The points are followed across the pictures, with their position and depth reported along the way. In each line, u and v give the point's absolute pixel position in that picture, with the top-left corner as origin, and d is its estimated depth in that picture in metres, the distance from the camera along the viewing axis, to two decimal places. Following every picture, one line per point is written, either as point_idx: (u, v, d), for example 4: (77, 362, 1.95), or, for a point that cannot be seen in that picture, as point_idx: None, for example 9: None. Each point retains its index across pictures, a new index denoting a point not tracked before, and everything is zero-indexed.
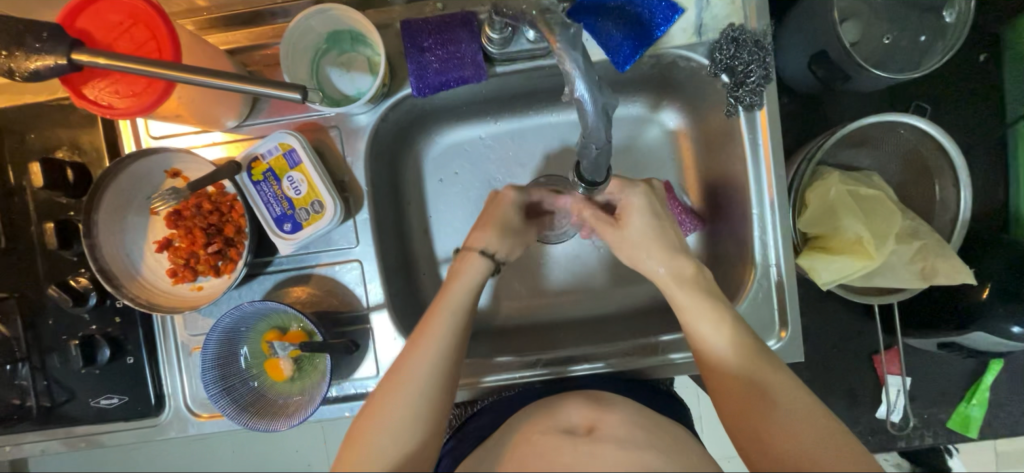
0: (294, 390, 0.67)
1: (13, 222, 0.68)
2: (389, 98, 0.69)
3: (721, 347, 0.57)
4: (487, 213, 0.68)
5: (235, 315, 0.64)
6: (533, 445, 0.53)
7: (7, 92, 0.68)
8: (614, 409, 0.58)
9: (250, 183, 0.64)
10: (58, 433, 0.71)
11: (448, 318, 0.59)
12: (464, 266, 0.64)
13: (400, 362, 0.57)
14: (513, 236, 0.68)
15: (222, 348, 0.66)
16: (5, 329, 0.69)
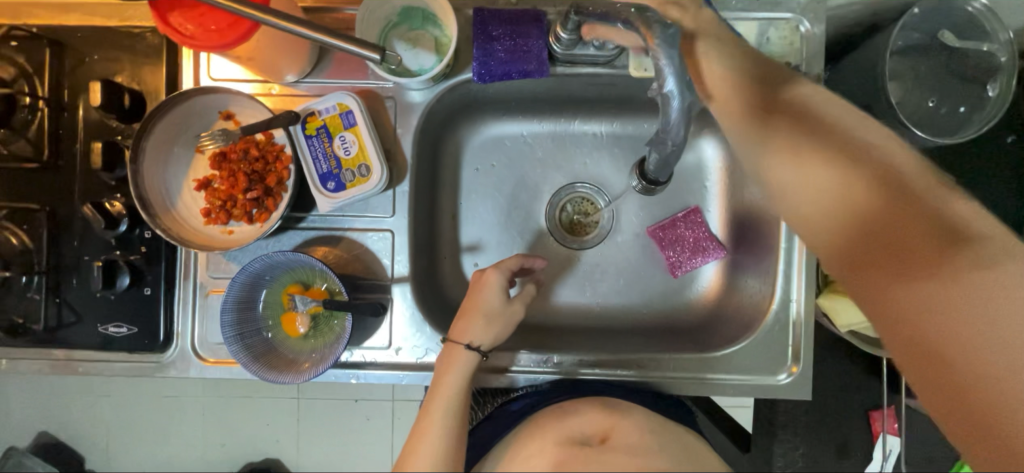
0: (306, 348, 0.67)
1: (59, 137, 0.69)
2: (449, 80, 0.71)
3: (916, 293, 0.56)
4: (472, 301, 0.68)
5: (263, 262, 0.64)
6: (545, 456, 0.55)
7: (79, 11, 0.70)
8: (627, 418, 0.61)
9: (302, 137, 0.65)
10: (59, 353, 0.70)
11: (441, 420, 0.61)
12: (452, 362, 0.65)
13: (404, 459, 0.58)
14: (498, 322, 0.68)
15: (244, 295, 0.65)
16: (29, 241, 0.68)
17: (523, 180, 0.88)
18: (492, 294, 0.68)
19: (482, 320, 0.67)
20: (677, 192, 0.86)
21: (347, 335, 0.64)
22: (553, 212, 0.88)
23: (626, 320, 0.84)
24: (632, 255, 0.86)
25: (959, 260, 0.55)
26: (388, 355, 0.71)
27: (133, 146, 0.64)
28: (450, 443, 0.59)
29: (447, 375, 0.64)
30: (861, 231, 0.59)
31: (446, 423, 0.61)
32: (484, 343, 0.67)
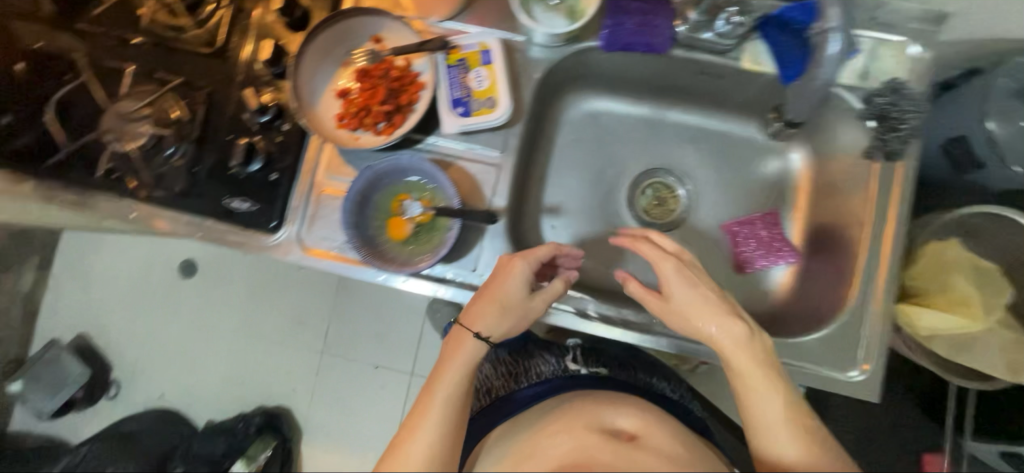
0: (408, 248, 0.74)
1: (230, 30, 0.77)
2: (575, 44, 0.78)
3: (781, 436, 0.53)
4: (490, 288, 0.65)
5: (391, 163, 0.72)
6: (573, 440, 0.60)
7: None
8: (660, 422, 0.64)
9: (444, 66, 0.74)
10: (180, 217, 0.77)
11: (445, 397, 0.61)
12: (458, 351, 0.63)
13: (398, 444, 0.60)
14: (513, 315, 0.66)
15: (365, 189, 0.73)
16: (182, 113, 0.76)
17: (611, 157, 0.94)
18: (518, 281, 0.65)
19: (495, 307, 0.64)
20: (757, 195, 0.91)
21: (452, 241, 0.71)
22: (631, 192, 0.94)
23: None
24: (704, 246, 0.91)
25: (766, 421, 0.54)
26: (469, 277, 0.75)
27: (299, 47, 0.73)
28: (455, 407, 0.61)
29: (451, 363, 0.63)
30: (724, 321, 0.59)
31: (448, 407, 0.61)
32: (495, 334, 0.65)
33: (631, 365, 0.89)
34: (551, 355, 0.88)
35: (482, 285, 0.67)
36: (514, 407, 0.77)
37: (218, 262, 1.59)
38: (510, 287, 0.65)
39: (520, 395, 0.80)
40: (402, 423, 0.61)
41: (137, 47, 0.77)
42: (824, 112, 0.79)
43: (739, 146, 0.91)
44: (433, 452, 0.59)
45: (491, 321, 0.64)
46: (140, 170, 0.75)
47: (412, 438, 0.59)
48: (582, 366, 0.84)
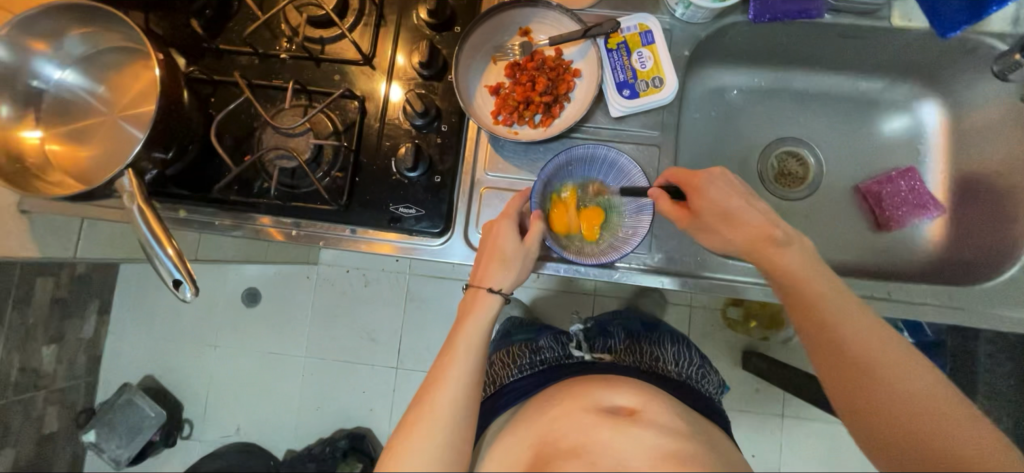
0: (587, 239, 0.73)
1: (377, 37, 0.77)
2: (723, 19, 0.78)
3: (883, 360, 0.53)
4: (489, 246, 0.68)
5: (586, 151, 0.73)
6: (572, 423, 0.58)
7: None
8: (660, 401, 0.64)
9: (605, 50, 0.75)
10: (346, 228, 0.76)
11: (466, 355, 0.61)
12: (479, 300, 0.65)
13: (424, 396, 0.58)
14: (518, 262, 0.68)
15: (553, 175, 0.73)
16: (339, 123, 0.76)
17: (738, 131, 0.93)
18: (791, 255, 0.59)
19: (502, 262, 0.67)
20: (888, 154, 0.92)
21: (638, 236, 0.72)
22: (764, 162, 0.93)
23: (841, 266, 0.87)
24: (842, 209, 0.91)
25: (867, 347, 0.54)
26: (644, 260, 0.75)
27: (458, 45, 0.73)
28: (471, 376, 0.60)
29: (446, 360, 0.61)
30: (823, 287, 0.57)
31: (471, 362, 0.61)
32: (507, 286, 0.67)
33: (636, 348, 0.85)
34: (552, 341, 0.87)
35: (481, 248, 0.69)
36: (511, 398, 0.76)
37: (285, 284, 1.52)
38: (781, 266, 0.59)
39: (518, 383, 0.78)
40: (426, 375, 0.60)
41: (286, 65, 0.77)
42: (964, 63, 0.81)
43: (865, 107, 0.92)
44: (460, 405, 0.58)
45: (515, 266, 0.67)
46: (304, 187, 0.75)
47: (436, 395, 0.57)
48: (585, 351, 0.81)
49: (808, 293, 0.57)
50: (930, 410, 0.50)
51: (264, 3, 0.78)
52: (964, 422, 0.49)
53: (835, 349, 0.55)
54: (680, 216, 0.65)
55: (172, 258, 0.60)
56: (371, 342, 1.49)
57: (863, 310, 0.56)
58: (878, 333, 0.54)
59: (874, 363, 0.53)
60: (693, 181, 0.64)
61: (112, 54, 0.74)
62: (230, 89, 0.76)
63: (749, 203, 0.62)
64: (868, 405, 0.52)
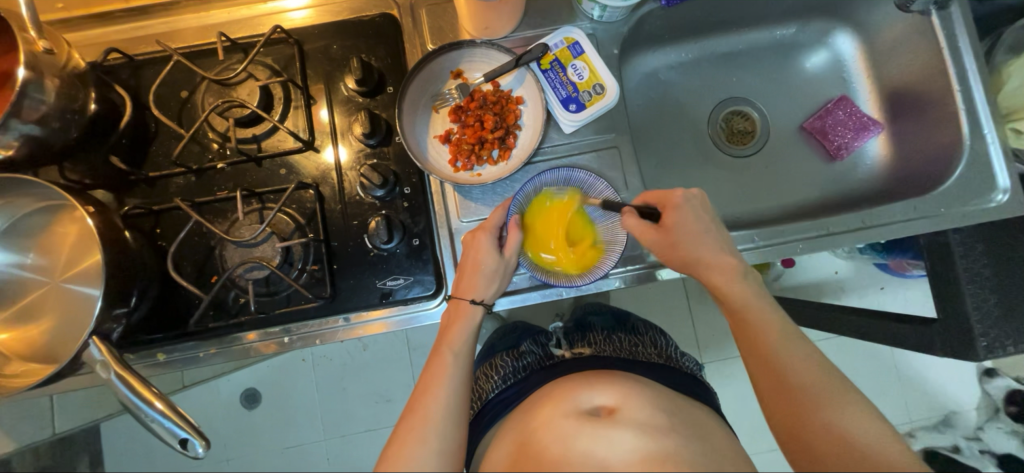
0: (556, 262, 0.72)
1: (311, 118, 0.74)
2: (639, 10, 0.80)
3: (807, 371, 0.58)
4: (472, 260, 0.70)
5: (588, 176, 0.73)
6: (553, 432, 0.57)
7: (323, 13, 0.79)
8: (640, 395, 0.62)
9: (539, 72, 0.76)
10: (340, 318, 0.73)
11: (455, 360, 0.63)
12: (460, 315, 0.68)
13: (416, 402, 0.60)
14: (497, 279, 0.70)
15: (548, 184, 0.73)
16: (297, 216, 0.73)
17: (680, 104, 0.96)
18: (741, 284, 0.64)
19: (488, 276, 0.69)
20: (818, 88, 0.97)
21: (594, 277, 0.70)
22: (712, 127, 0.96)
23: (811, 205, 0.92)
24: (794, 151, 0.95)
25: (800, 366, 0.59)
26: (635, 260, 0.76)
27: (397, 106, 0.72)
28: (458, 389, 0.61)
29: (437, 379, 0.62)
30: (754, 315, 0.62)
31: (459, 368, 0.63)
32: (489, 298, 0.70)
33: (617, 338, 0.82)
34: (532, 343, 0.86)
35: (463, 258, 0.71)
36: (496, 412, 0.74)
37: (280, 375, 1.42)
38: (732, 295, 0.64)
39: (502, 394, 0.76)
40: (418, 384, 0.63)
41: (225, 173, 0.73)
42: None
43: (785, 51, 0.97)
44: (450, 407, 0.60)
45: (487, 278, 0.69)
46: (282, 290, 0.72)
47: (428, 400, 0.60)
48: (567, 349, 0.80)
49: (751, 321, 0.62)
50: (841, 418, 0.55)
51: (182, 115, 0.74)
52: (869, 431, 0.54)
53: (766, 367, 0.60)
54: (646, 234, 0.67)
55: (165, 412, 0.56)
56: (388, 403, 1.43)
57: (798, 336, 0.62)
58: (803, 352, 0.60)
59: (794, 378, 0.58)
60: (669, 203, 0.67)
61: (36, 217, 0.68)
62: (173, 215, 0.72)
63: (714, 236, 0.66)
64: (784, 413, 0.57)
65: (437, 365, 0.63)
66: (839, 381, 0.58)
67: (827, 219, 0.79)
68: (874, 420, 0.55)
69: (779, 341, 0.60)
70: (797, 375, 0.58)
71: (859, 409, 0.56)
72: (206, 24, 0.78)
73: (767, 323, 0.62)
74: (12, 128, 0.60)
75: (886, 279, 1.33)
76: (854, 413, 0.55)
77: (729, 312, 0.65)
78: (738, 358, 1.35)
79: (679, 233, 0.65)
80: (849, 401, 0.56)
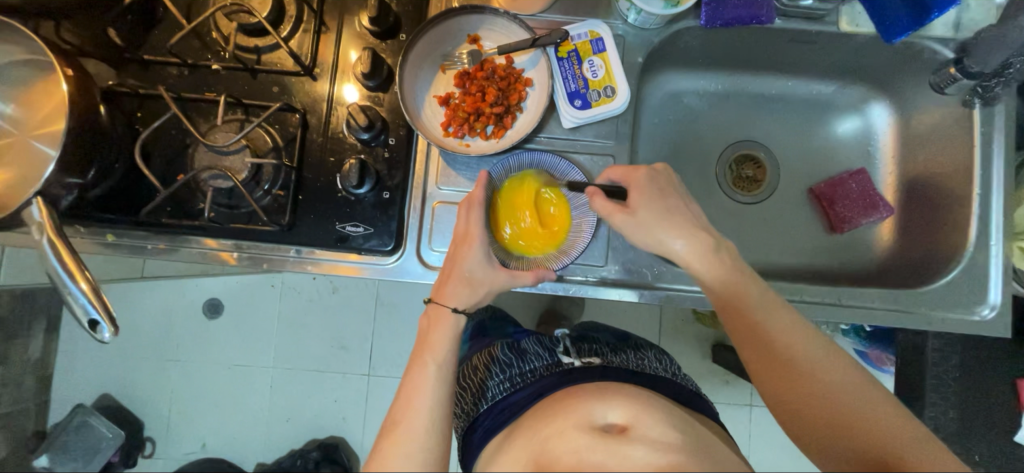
0: (517, 247, 0.71)
1: (317, 44, 0.73)
2: (674, 24, 0.77)
3: (795, 342, 0.58)
4: (452, 265, 0.66)
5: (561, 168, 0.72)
6: (566, 441, 0.56)
7: None
8: (652, 411, 0.60)
9: (555, 58, 0.73)
10: (291, 249, 0.72)
11: (438, 372, 0.63)
12: (439, 322, 0.65)
13: (398, 414, 0.60)
14: (483, 288, 0.66)
15: (518, 166, 0.72)
16: (276, 138, 0.71)
17: (697, 134, 0.93)
18: (714, 261, 0.61)
19: (465, 283, 0.65)
20: (840, 155, 0.93)
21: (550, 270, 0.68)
22: (723, 166, 0.93)
23: (801, 271, 0.89)
24: (798, 212, 0.92)
25: (792, 343, 0.58)
26: (599, 272, 0.74)
27: (403, 54, 0.70)
28: (440, 403, 0.61)
29: (420, 394, 0.61)
30: (735, 294, 0.60)
31: (443, 381, 0.63)
32: (471, 307, 0.66)
33: (621, 351, 0.80)
34: (537, 344, 0.82)
35: (445, 262, 0.67)
36: (502, 416, 0.71)
37: (244, 294, 1.43)
38: (705, 274, 0.61)
39: (508, 397, 0.74)
40: (400, 389, 0.63)
41: (219, 77, 0.72)
42: (908, 66, 0.83)
43: (818, 109, 0.93)
44: (436, 420, 0.60)
45: (469, 289, 0.65)
46: (243, 207, 0.70)
47: (412, 416, 0.60)
48: (576, 357, 0.75)
49: (738, 298, 0.60)
50: (833, 389, 0.56)
51: (191, 7, 0.72)
52: (858, 392, 0.55)
53: (756, 345, 0.59)
54: (614, 213, 0.63)
55: (87, 293, 0.56)
56: (341, 350, 1.43)
57: (777, 306, 0.61)
58: (792, 326, 0.59)
59: (786, 351, 0.58)
60: (634, 182, 0.64)
61: (21, 69, 0.68)
62: (156, 104, 0.71)
63: (688, 204, 0.64)
64: (781, 386, 0.58)
65: (422, 377, 0.62)
66: (827, 345, 0.58)
67: (806, 286, 0.76)
68: (870, 387, 0.56)
69: (761, 315, 0.60)
70: (792, 352, 0.58)
71: (853, 378, 0.56)
72: None
73: (752, 297, 0.60)
74: None
75: (860, 367, 1.29)
76: (849, 382, 0.56)
77: (707, 291, 0.62)
78: None
79: (654, 202, 0.62)
80: (838, 364, 0.57)
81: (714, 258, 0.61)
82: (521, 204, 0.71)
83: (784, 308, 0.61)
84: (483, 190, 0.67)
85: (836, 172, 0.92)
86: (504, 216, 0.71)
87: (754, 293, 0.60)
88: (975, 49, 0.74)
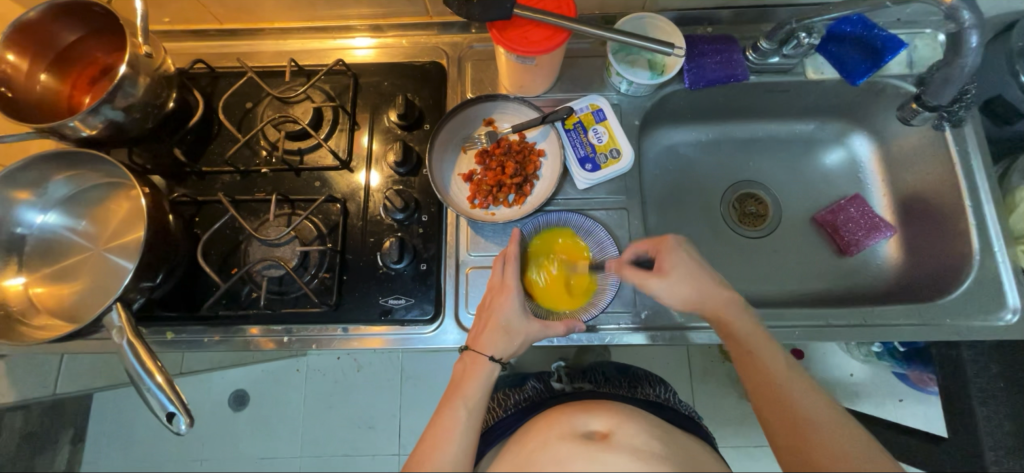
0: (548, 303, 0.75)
1: (353, 141, 0.83)
2: (662, 89, 0.88)
3: (815, 409, 0.58)
4: (488, 315, 0.71)
5: (586, 225, 0.79)
6: (549, 453, 0.56)
7: (382, 55, 0.89)
8: (635, 423, 0.61)
9: (563, 130, 0.83)
10: (339, 327, 0.77)
11: (467, 416, 0.64)
12: (474, 369, 0.68)
13: (423, 453, 0.60)
14: (517, 337, 0.69)
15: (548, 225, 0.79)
16: (321, 226, 0.79)
17: (697, 181, 1.00)
18: (745, 319, 0.66)
19: (502, 333, 0.69)
20: (832, 185, 1.00)
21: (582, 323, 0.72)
22: (725, 206, 0.99)
23: (817, 297, 0.92)
24: (805, 241, 0.97)
25: (812, 409, 0.58)
26: (630, 318, 0.78)
27: (429, 142, 0.79)
28: (466, 445, 0.61)
29: (448, 437, 0.62)
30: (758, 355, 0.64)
31: (471, 425, 0.63)
32: (506, 356, 0.69)
33: (618, 378, 0.81)
34: (536, 379, 0.82)
35: (481, 314, 0.72)
36: (494, 440, 0.71)
37: (272, 381, 1.43)
38: (733, 329, 0.66)
39: (502, 421, 0.74)
40: (424, 436, 0.63)
41: (267, 178, 0.81)
42: (876, 101, 0.92)
43: (803, 146, 1.02)
44: (458, 459, 0.60)
45: (505, 338, 0.69)
46: (293, 292, 0.76)
47: (437, 454, 0.60)
48: (567, 383, 0.79)
49: (758, 357, 0.63)
50: (849, 456, 0.54)
51: (242, 123, 0.83)
52: (876, 461, 0.53)
53: (773, 402, 0.60)
54: (646, 280, 0.69)
55: (162, 386, 0.60)
56: (370, 430, 1.41)
57: (803, 375, 0.62)
58: (813, 394, 0.60)
59: (803, 411, 0.58)
60: (661, 246, 0.70)
61: (98, 190, 0.77)
62: (213, 208, 0.79)
63: (714, 277, 0.69)
64: (796, 447, 0.56)
65: (450, 421, 0.63)
66: (845, 419, 0.57)
67: (827, 311, 0.79)
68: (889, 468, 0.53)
69: (782, 378, 0.61)
70: (808, 414, 0.58)
71: (873, 455, 0.54)
72: (281, 51, 0.89)
73: (773, 362, 0.63)
74: (101, 112, 0.69)
75: (904, 391, 1.26)
76: (869, 457, 0.53)
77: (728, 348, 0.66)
78: (736, 446, 1.29)
79: (681, 270, 0.68)
80: (852, 434, 0.56)
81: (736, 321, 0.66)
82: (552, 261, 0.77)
83: (807, 378, 0.62)
84: (516, 245, 0.74)
85: (833, 200, 0.99)
86: (537, 273, 0.76)
87: (777, 359, 0.63)
88: (930, 82, 0.81)
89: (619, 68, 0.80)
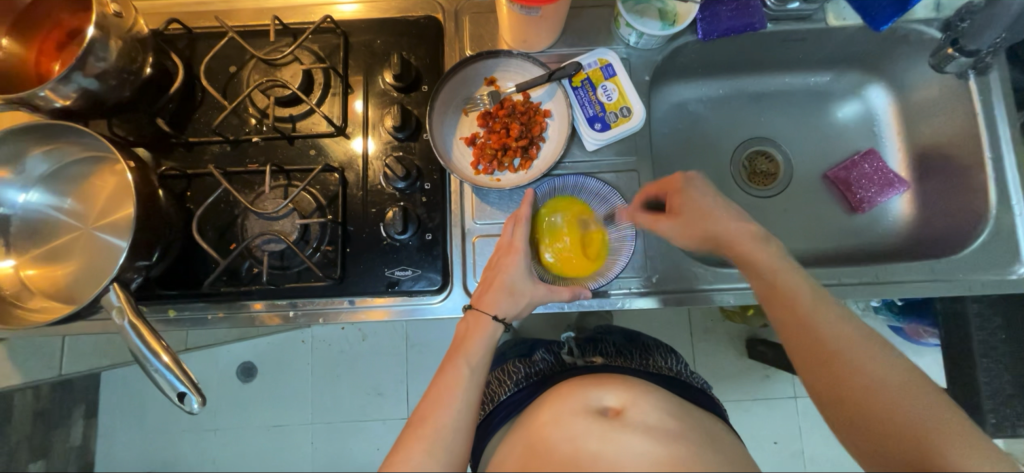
0: (557, 268, 0.74)
1: (347, 106, 0.78)
2: (673, 41, 0.83)
3: (848, 337, 0.58)
4: (494, 274, 0.69)
5: (598, 185, 0.75)
6: (563, 430, 0.57)
7: (372, 9, 0.82)
8: (646, 396, 0.62)
9: (570, 88, 0.79)
10: (345, 300, 0.75)
11: (470, 374, 0.63)
12: (478, 327, 0.67)
13: (427, 410, 0.60)
14: (524, 298, 0.68)
15: (562, 188, 0.75)
16: (319, 197, 0.75)
17: (707, 139, 0.97)
18: (765, 251, 0.65)
19: (507, 292, 0.67)
20: (846, 140, 0.97)
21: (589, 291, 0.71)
22: (736, 165, 0.96)
23: (827, 254, 0.91)
24: (816, 198, 0.95)
25: (844, 340, 0.58)
26: (641, 283, 0.76)
27: (429, 104, 0.75)
28: (471, 406, 0.61)
29: (450, 395, 0.61)
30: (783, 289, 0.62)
31: (473, 382, 0.63)
32: (510, 316, 0.68)
33: (628, 350, 0.80)
34: (545, 350, 0.82)
35: (487, 272, 0.70)
36: (505, 415, 0.71)
37: (279, 353, 1.44)
38: (756, 263, 0.64)
39: (513, 396, 0.74)
40: (428, 389, 0.63)
41: (259, 147, 0.77)
42: (898, 49, 0.88)
43: (817, 99, 0.97)
44: (462, 419, 0.60)
45: (510, 298, 0.67)
46: (294, 266, 0.74)
47: (441, 411, 0.60)
48: (577, 357, 0.79)
49: (784, 290, 0.62)
50: (882, 387, 0.54)
51: (227, 88, 0.78)
52: (911, 387, 0.54)
53: (802, 336, 0.60)
54: (656, 221, 0.69)
55: (168, 365, 0.59)
56: (379, 396, 1.43)
57: (832, 302, 0.61)
58: (844, 323, 0.59)
59: (834, 345, 0.57)
60: (672, 187, 0.69)
61: (80, 165, 0.72)
62: (204, 181, 0.76)
63: (729, 209, 0.68)
64: (829, 384, 0.57)
65: (452, 376, 0.63)
66: (879, 345, 0.57)
67: (840, 269, 0.78)
68: (926, 393, 0.53)
69: (811, 310, 0.60)
70: (840, 347, 0.57)
71: (908, 379, 0.54)
72: (262, 7, 0.83)
73: (800, 293, 0.61)
74: (73, 80, 0.64)
75: (899, 343, 1.28)
76: (903, 383, 0.54)
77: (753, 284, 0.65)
78: (736, 401, 1.32)
79: (695, 209, 0.67)
80: (884, 358, 0.56)
81: (760, 255, 0.64)
82: (563, 226, 0.75)
83: (837, 306, 0.61)
84: (529, 207, 0.71)
85: (846, 156, 0.96)
86: (546, 237, 0.74)
87: (805, 291, 0.62)
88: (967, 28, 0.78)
89: (628, 17, 0.74)
